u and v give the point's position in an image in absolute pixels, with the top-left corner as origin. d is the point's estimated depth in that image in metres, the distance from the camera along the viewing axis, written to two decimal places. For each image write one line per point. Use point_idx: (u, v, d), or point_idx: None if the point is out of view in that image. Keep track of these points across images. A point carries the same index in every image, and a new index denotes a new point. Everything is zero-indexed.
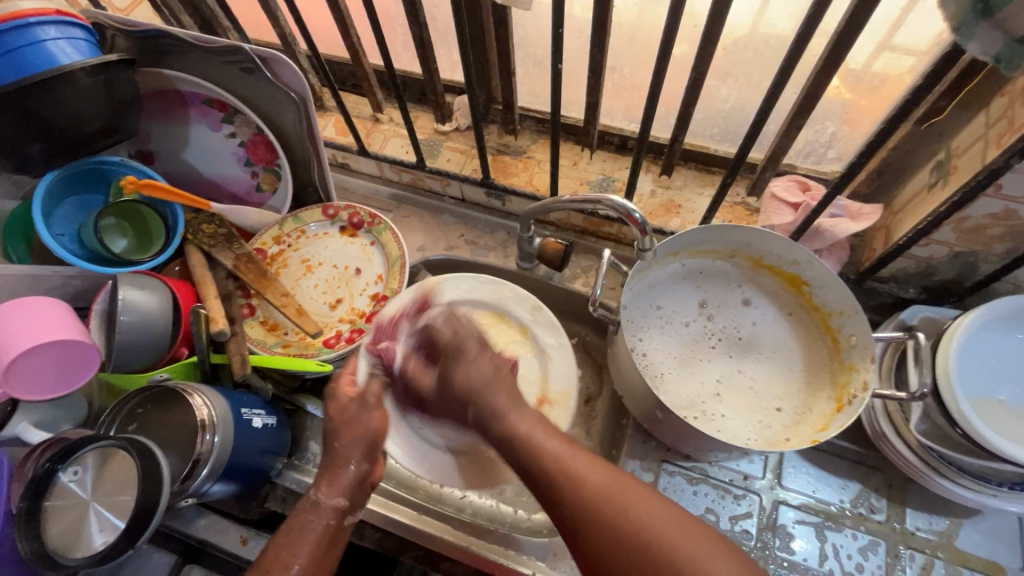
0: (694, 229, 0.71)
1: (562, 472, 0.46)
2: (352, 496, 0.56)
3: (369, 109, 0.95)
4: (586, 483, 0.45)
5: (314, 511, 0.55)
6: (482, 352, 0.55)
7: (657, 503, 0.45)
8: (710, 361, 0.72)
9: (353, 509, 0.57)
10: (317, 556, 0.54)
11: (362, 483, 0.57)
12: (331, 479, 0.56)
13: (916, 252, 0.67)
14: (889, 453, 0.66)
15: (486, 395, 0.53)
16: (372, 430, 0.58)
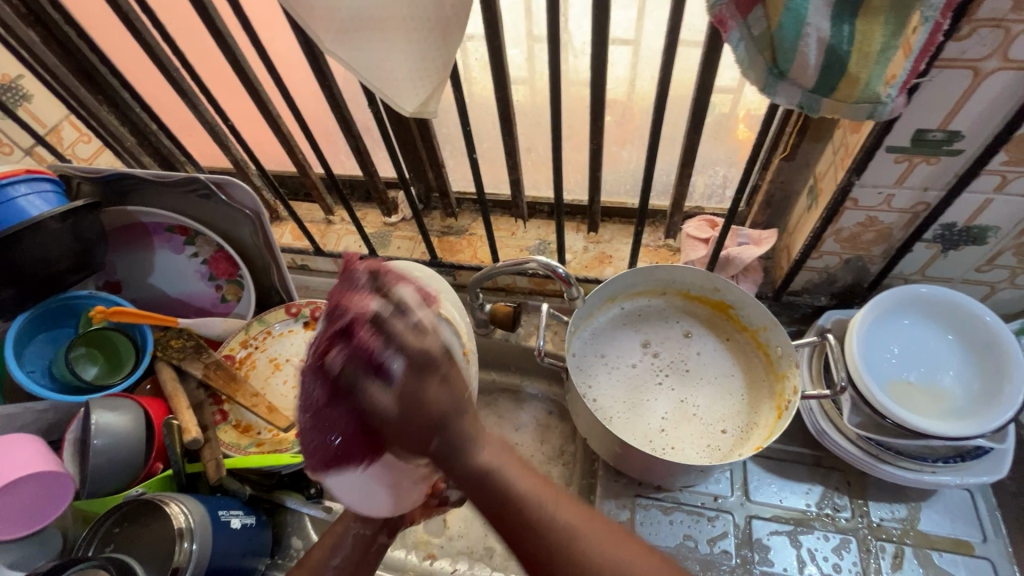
0: (622, 273, 0.79)
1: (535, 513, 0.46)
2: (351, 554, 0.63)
3: (321, 213, 1.03)
4: (577, 532, 0.46)
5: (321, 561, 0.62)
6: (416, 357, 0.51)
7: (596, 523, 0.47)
8: (659, 395, 0.77)
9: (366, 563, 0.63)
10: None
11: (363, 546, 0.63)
12: (326, 550, 0.62)
13: (814, 265, 0.76)
14: (834, 449, 0.70)
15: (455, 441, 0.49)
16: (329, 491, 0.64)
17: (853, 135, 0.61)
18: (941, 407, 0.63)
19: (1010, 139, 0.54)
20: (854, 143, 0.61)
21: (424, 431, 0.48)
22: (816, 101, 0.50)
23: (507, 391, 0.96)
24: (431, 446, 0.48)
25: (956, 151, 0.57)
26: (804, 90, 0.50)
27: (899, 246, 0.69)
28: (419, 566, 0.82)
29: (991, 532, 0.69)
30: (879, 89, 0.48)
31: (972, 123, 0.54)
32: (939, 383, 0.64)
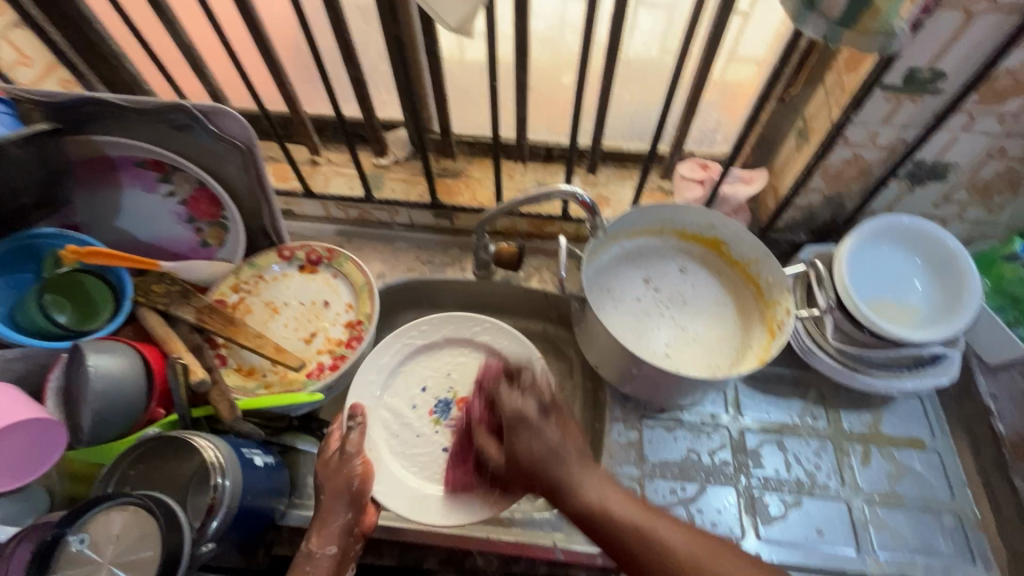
0: (626, 211, 0.83)
1: (590, 507, 0.54)
2: (340, 544, 0.61)
3: (306, 154, 0.98)
4: (649, 533, 0.52)
5: (311, 552, 0.60)
6: (549, 421, 0.59)
7: (687, 534, 0.52)
8: (661, 324, 0.83)
9: (344, 570, 0.61)
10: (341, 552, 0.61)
11: (351, 530, 0.63)
12: (325, 522, 0.61)
13: (800, 202, 0.83)
14: (816, 365, 0.79)
15: (552, 462, 0.56)
16: (356, 478, 0.64)
17: (851, 75, 0.67)
18: (912, 318, 0.71)
19: (983, 79, 0.62)
20: (852, 82, 0.66)
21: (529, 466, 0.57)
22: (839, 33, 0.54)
23: None
24: (539, 489, 0.57)
25: (937, 90, 0.64)
26: (829, 22, 0.53)
27: (875, 182, 0.77)
28: None
29: (938, 429, 0.81)
30: (894, 23, 0.53)
31: (956, 63, 0.61)
32: (910, 299, 0.72)
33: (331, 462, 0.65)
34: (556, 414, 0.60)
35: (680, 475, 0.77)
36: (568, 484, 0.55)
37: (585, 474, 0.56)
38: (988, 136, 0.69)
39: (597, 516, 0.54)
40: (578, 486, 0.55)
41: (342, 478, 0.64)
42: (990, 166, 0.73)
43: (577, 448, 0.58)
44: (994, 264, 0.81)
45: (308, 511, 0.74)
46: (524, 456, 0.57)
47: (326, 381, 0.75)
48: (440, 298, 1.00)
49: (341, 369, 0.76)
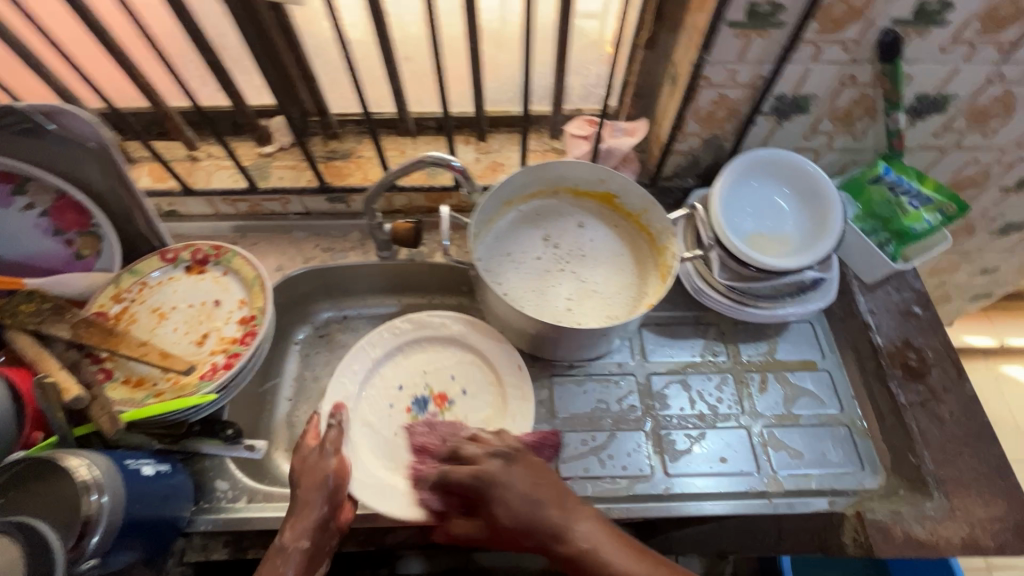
0: (513, 174, 0.83)
1: (553, 530, 0.58)
2: (314, 538, 0.64)
3: (183, 150, 0.94)
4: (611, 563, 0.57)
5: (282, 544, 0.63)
6: (512, 469, 0.61)
7: (634, 557, 0.58)
8: (561, 282, 0.83)
9: (317, 559, 0.64)
10: (314, 544, 0.64)
11: (326, 526, 0.66)
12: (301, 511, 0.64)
13: (680, 148, 0.85)
14: (709, 303, 0.82)
15: (536, 515, 0.58)
16: (330, 471, 0.68)
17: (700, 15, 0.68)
18: (784, 248, 0.75)
19: (817, 8, 0.64)
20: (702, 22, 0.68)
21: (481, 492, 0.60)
22: None
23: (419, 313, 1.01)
24: (529, 544, 0.59)
25: (779, 23, 0.66)
26: None
27: (745, 121, 0.79)
28: None
29: (828, 349, 0.86)
30: None
31: None
32: (782, 230, 0.76)
33: (305, 460, 0.69)
34: (521, 461, 0.62)
35: (590, 426, 0.79)
36: (554, 534, 0.58)
37: (619, 553, 0.58)
38: (836, 64, 0.72)
39: (557, 553, 0.58)
40: (575, 530, 0.58)
41: (315, 474, 0.67)
42: (846, 94, 0.76)
43: (535, 483, 0.60)
44: (862, 189, 0.85)
45: (218, 514, 0.71)
46: (467, 490, 0.62)
47: (221, 381, 0.72)
48: (351, 288, 0.99)
49: (235, 367, 0.74)
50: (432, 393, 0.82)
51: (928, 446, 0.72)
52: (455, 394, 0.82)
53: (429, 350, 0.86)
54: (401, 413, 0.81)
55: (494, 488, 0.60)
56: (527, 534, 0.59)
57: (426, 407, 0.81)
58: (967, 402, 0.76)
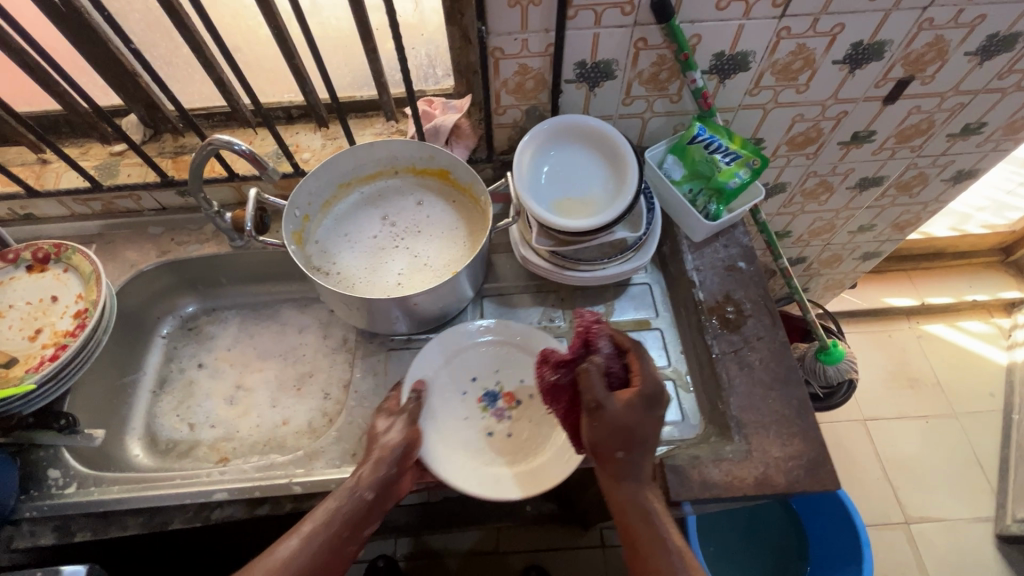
0: (338, 156, 0.85)
1: (645, 513, 0.66)
2: (377, 489, 0.68)
3: (34, 154, 0.96)
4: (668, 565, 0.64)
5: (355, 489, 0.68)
6: (629, 405, 0.66)
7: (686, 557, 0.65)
8: (395, 259, 0.86)
9: (368, 518, 0.68)
10: (356, 518, 0.67)
11: (389, 482, 0.69)
12: (376, 452, 0.70)
13: (504, 121, 0.87)
14: (535, 270, 0.84)
15: (643, 440, 0.67)
16: (402, 442, 0.71)
17: None
18: (586, 211, 0.77)
19: None
20: None
21: (625, 443, 0.66)
22: None
23: (287, 301, 1.04)
24: (609, 469, 0.67)
25: None
26: None
27: (556, 90, 0.82)
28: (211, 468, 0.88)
29: (661, 308, 0.88)
30: None
31: None
32: (584, 194, 0.78)
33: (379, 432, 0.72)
34: (649, 401, 0.68)
35: None
36: (639, 478, 0.67)
37: (661, 528, 0.66)
38: (622, 29, 0.74)
39: (633, 514, 0.66)
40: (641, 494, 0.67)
41: (388, 429, 0.72)
42: (644, 57, 0.78)
43: (646, 435, 0.68)
44: (686, 150, 0.87)
45: (48, 500, 0.74)
46: (614, 431, 0.66)
47: (45, 373, 0.74)
48: (218, 281, 1.03)
49: (61, 359, 0.76)
50: (501, 390, 0.81)
51: (735, 395, 0.75)
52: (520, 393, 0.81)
53: (501, 347, 0.83)
54: (474, 407, 0.79)
55: (638, 432, 0.67)
56: (619, 463, 0.66)
57: (495, 402, 0.80)
58: (778, 351, 0.79)
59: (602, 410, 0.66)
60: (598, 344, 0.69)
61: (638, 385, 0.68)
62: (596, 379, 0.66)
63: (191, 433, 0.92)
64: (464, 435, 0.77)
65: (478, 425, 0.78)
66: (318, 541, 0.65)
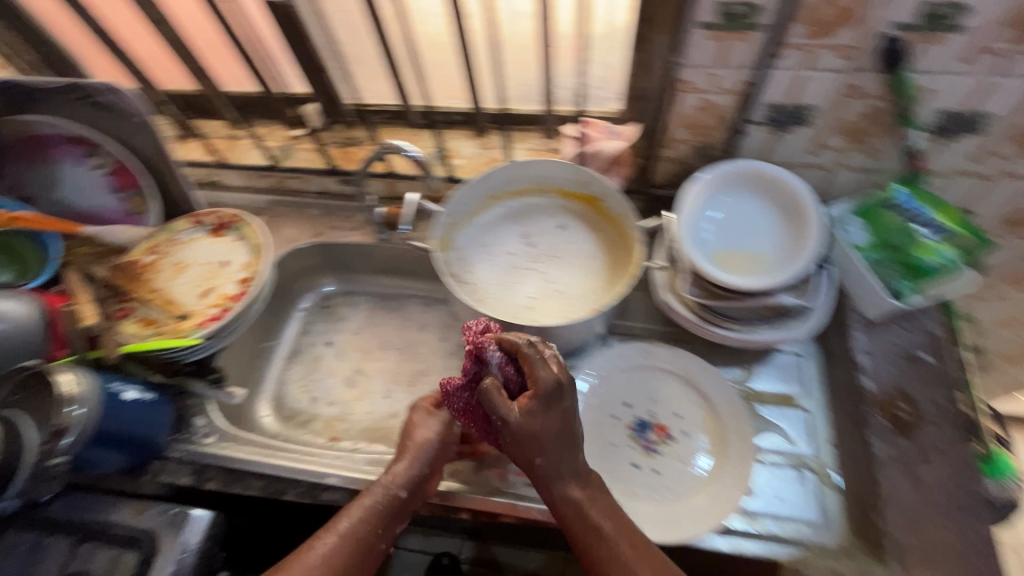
0: (494, 169, 0.85)
1: (578, 507, 0.62)
2: (410, 489, 0.69)
3: (229, 129, 1.07)
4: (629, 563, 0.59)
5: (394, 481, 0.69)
6: (529, 410, 0.60)
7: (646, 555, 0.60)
8: (528, 279, 0.84)
9: (400, 516, 0.68)
10: (377, 514, 0.66)
11: (418, 479, 0.70)
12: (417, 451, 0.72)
13: (670, 154, 0.81)
14: (676, 318, 0.78)
15: (561, 439, 0.61)
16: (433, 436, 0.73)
17: None
18: (754, 267, 0.69)
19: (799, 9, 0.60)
20: None
21: (538, 450, 0.61)
22: None
23: (412, 298, 1.08)
24: (536, 469, 0.62)
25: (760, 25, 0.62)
26: None
27: (738, 130, 0.75)
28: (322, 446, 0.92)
29: (812, 387, 0.78)
30: None
31: None
32: (755, 248, 0.70)
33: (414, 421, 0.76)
34: (561, 408, 0.61)
35: None
36: (569, 474, 0.63)
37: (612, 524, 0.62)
38: (835, 72, 0.65)
39: (579, 512, 0.62)
40: (568, 494, 0.63)
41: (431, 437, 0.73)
42: (852, 106, 0.69)
43: (563, 441, 0.62)
44: (877, 214, 0.75)
45: (192, 446, 0.81)
46: (513, 438, 0.60)
47: (210, 330, 0.83)
48: (356, 266, 1.08)
49: (225, 320, 0.84)
50: (654, 419, 0.77)
51: (897, 510, 0.64)
52: (674, 425, 0.76)
53: (654, 374, 0.80)
54: (625, 435, 0.76)
55: (546, 437, 0.61)
56: (540, 456, 0.61)
57: (647, 432, 0.76)
58: (961, 470, 0.66)
59: (501, 416, 0.60)
60: (488, 356, 0.63)
61: (533, 388, 0.60)
62: (497, 398, 0.61)
63: (310, 406, 0.97)
64: (622, 465, 0.73)
65: (634, 456, 0.74)
66: (366, 531, 0.64)
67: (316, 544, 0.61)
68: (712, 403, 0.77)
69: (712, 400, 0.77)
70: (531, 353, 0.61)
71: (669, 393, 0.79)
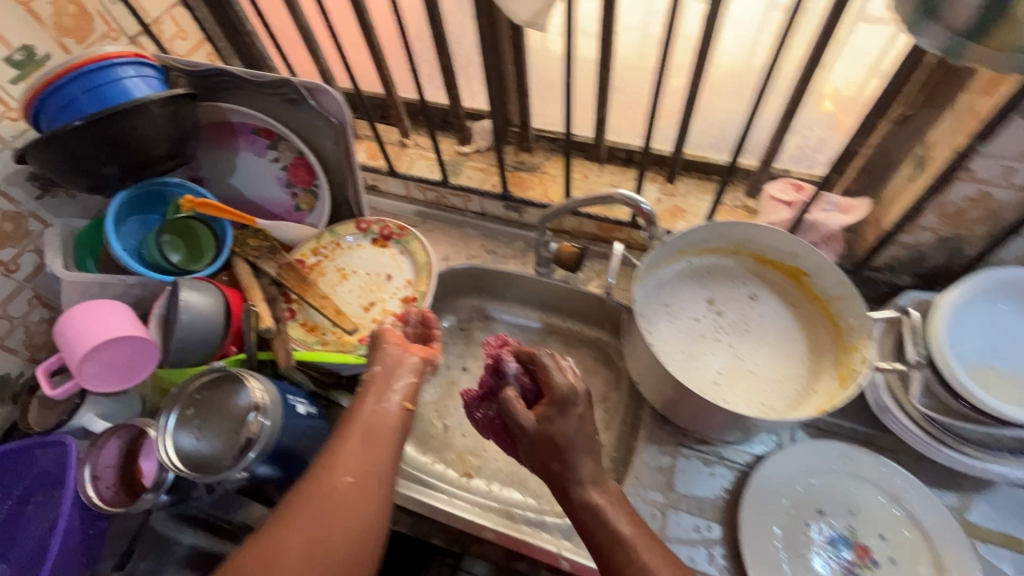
0: (696, 226, 0.78)
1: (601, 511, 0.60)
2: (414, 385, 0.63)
3: (397, 135, 1.05)
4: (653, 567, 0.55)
5: (378, 409, 0.60)
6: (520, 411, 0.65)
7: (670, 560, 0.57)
8: (716, 351, 0.76)
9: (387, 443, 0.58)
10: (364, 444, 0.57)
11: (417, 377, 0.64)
12: (384, 386, 0.62)
13: (905, 240, 0.72)
14: (893, 427, 0.69)
15: (579, 447, 0.63)
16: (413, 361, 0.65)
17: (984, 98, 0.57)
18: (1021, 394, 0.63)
19: None
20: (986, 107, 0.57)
21: (554, 454, 0.63)
22: (961, 46, 0.44)
23: (557, 335, 1.00)
24: (552, 475, 0.63)
25: None
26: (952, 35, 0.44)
27: (1007, 229, 0.65)
28: (455, 481, 0.87)
29: None
30: None
31: None
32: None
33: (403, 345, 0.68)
34: (582, 411, 0.64)
35: (712, 515, 0.71)
36: (589, 481, 0.62)
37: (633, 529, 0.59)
38: None
39: (605, 523, 0.60)
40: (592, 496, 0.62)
41: (398, 372, 0.64)
42: None
43: (587, 447, 0.64)
44: None
45: None
46: (545, 440, 0.63)
47: None
48: (501, 293, 1.03)
49: None
50: (855, 538, 0.67)
51: None
52: (878, 549, 0.66)
53: (853, 481, 0.70)
54: (820, 551, 0.67)
55: (562, 441, 0.63)
56: (561, 458, 0.62)
57: (847, 552, 0.66)
58: None
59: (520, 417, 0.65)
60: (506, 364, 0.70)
61: (549, 394, 0.65)
62: (518, 404, 0.65)
63: (444, 434, 0.92)
64: None
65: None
66: (389, 450, 0.58)
67: (339, 457, 0.55)
68: (926, 532, 0.66)
69: (926, 528, 0.67)
70: (546, 359, 0.66)
71: (871, 509, 0.69)
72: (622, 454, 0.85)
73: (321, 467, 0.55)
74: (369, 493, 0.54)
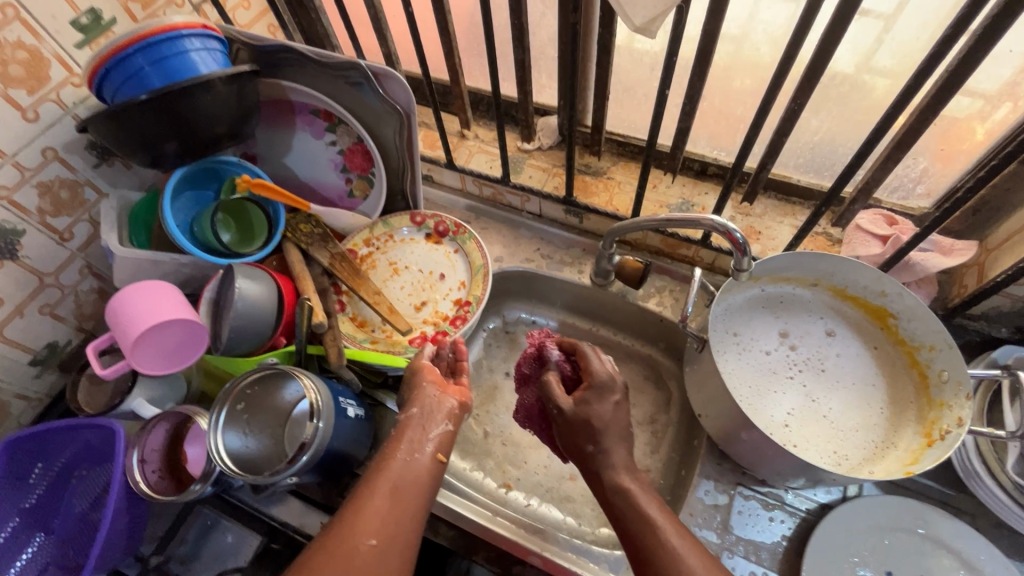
0: (778, 254, 0.73)
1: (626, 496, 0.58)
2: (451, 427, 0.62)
3: (457, 126, 1.01)
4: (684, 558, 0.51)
5: (411, 461, 0.57)
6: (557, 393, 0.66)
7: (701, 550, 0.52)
8: (787, 389, 0.72)
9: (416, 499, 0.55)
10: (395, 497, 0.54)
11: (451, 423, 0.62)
12: (419, 433, 0.60)
13: (1013, 292, 0.66)
14: (981, 494, 0.65)
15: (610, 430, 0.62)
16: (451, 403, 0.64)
17: None
18: None
19: None
20: None
21: (589, 435, 0.62)
22: None
23: (606, 347, 0.96)
24: (583, 453, 0.62)
25: None
26: None
27: None
28: (493, 491, 0.85)
29: None
30: None
31: None
32: None
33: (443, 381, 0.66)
34: (616, 395, 0.64)
35: (770, 563, 0.67)
36: (621, 464, 0.61)
37: (662, 515, 0.56)
38: None
39: (631, 504, 0.57)
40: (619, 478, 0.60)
41: (434, 419, 0.61)
42: None
43: (619, 430, 0.63)
44: None
45: None
46: (581, 421, 0.63)
47: None
48: (550, 298, 0.98)
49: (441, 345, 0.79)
50: None
51: None
52: None
53: (926, 544, 0.66)
54: None
55: (598, 422, 0.62)
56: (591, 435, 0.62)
57: None
58: None
59: (555, 397, 0.65)
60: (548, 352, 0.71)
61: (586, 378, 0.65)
62: (555, 386, 0.66)
63: (483, 441, 0.89)
64: None
65: None
66: (420, 503, 0.55)
67: (364, 516, 0.51)
68: None
69: None
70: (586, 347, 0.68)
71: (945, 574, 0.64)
72: (670, 482, 0.81)
73: (346, 525, 0.51)
74: (392, 558, 0.50)
